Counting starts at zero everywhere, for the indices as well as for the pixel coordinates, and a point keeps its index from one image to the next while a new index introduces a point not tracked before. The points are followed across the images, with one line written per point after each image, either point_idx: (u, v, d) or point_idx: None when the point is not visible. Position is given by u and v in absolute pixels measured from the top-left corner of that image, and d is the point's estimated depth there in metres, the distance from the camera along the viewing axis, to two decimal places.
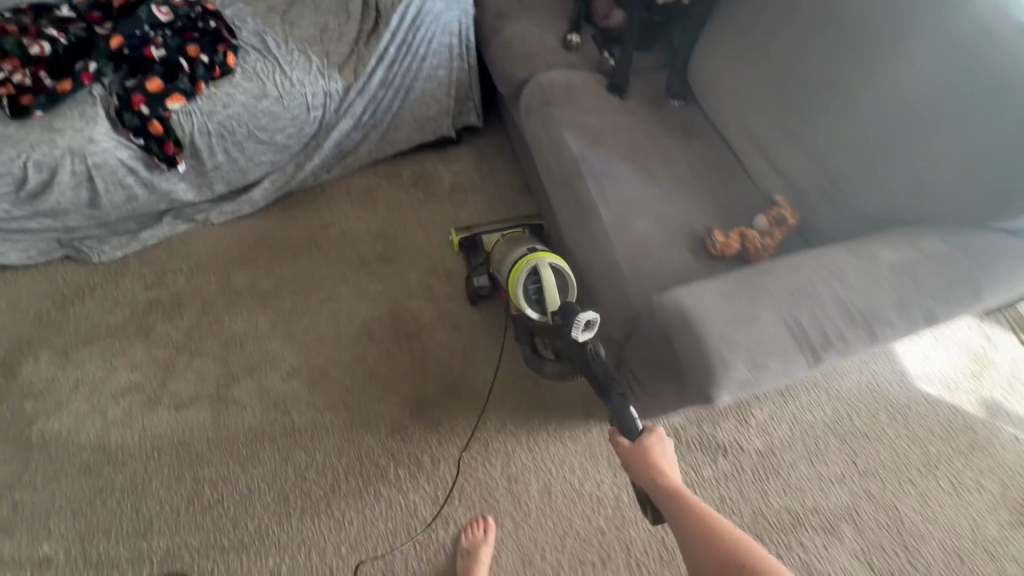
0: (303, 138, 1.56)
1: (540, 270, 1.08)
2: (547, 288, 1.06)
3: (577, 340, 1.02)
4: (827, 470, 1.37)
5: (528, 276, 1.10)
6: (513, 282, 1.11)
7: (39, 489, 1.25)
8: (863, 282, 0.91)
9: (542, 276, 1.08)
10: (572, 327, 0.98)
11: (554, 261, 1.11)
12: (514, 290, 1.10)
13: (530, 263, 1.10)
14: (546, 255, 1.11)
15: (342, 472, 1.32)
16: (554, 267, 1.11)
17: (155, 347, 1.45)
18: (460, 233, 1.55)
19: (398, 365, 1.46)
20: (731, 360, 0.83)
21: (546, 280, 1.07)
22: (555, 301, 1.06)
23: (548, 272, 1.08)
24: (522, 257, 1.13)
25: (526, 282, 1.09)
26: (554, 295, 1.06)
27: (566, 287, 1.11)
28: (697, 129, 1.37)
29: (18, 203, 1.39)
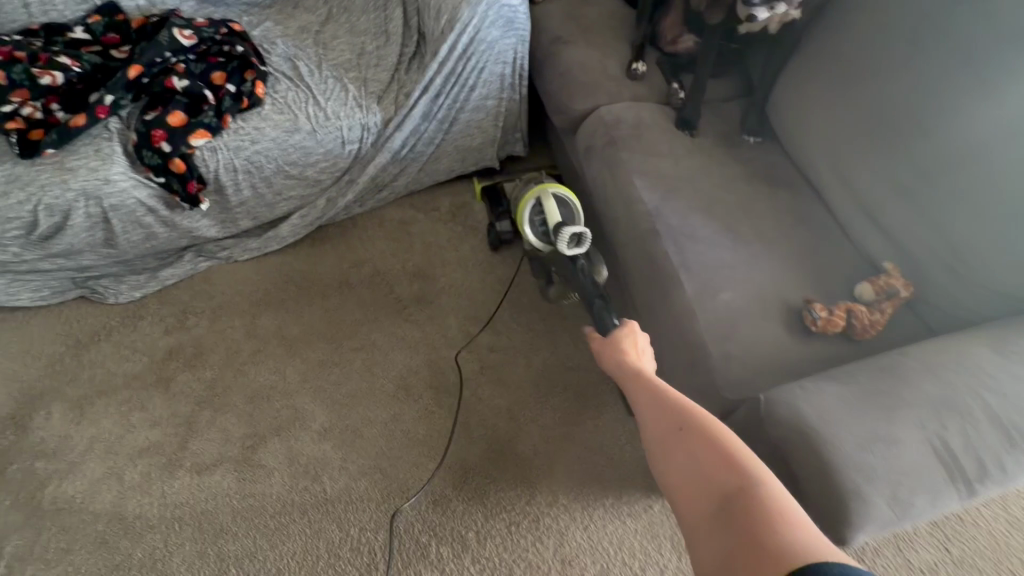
0: (336, 172, 1.42)
1: (542, 199, 1.05)
2: (548, 215, 1.04)
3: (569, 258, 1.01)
4: (918, 558, 1.22)
5: (532, 206, 1.08)
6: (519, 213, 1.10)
7: (52, 564, 1.15)
8: (1017, 391, 0.76)
9: (543, 206, 1.05)
10: (560, 245, 0.98)
11: (559, 191, 1.06)
12: (519, 220, 1.08)
13: (533, 194, 1.08)
14: (550, 185, 1.07)
15: (379, 550, 1.19)
16: (559, 197, 1.06)
17: (175, 401, 1.33)
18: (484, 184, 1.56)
19: (439, 425, 1.33)
20: (869, 495, 0.69)
21: (547, 209, 1.04)
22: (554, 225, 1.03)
23: (550, 201, 1.04)
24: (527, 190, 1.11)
25: (529, 212, 1.07)
26: (554, 220, 1.03)
27: (571, 215, 1.06)
28: (781, 176, 1.22)
29: (29, 245, 1.28)
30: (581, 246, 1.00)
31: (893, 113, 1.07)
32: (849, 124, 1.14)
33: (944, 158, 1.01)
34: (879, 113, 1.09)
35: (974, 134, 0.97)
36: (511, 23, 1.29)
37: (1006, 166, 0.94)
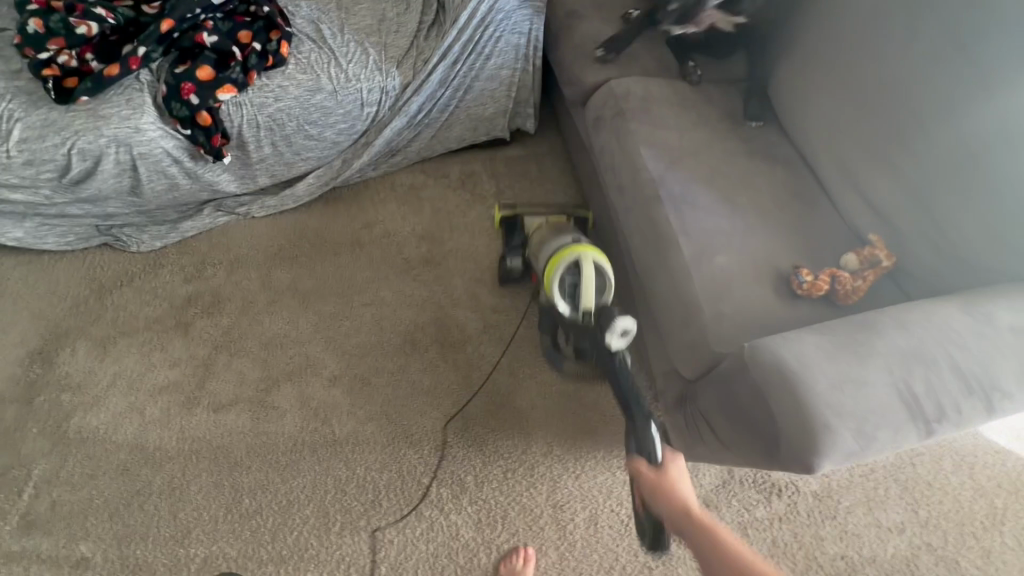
0: (353, 133, 1.48)
1: (581, 263, 1.03)
2: (585, 284, 1.02)
3: (610, 348, 0.96)
4: (886, 518, 1.31)
5: (566, 268, 1.05)
6: (549, 271, 1.06)
7: (77, 487, 1.23)
8: (981, 348, 0.83)
9: (581, 270, 1.03)
10: (610, 332, 0.95)
11: (596, 258, 1.05)
12: (549, 279, 1.05)
13: (571, 253, 1.05)
14: (589, 249, 1.06)
15: (384, 488, 1.28)
16: (595, 265, 1.05)
17: (194, 344, 1.40)
18: (503, 212, 1.42)
19: (443, 378, 1.41)
20: (836, 427, 0.76)
21: (586, 276, 1.02)
22: (590, 299, 1.02)
23: (589, 267, 1.03)
24: (561, 248, 1.08)
25: (562, 273, 1.05)
26: (590, 295, 1.02)
27: (602, 288, 1.06)
28: (780, 153, 1.28)
29: (59, 189, 1.34)
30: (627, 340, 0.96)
31: (890, 97, 1.13)
32: (848, 106, 1.19)
33: (935, 139, 1.07)
34: (877, 96, 1.15)
35: (963, 116, 1.03)
36: None
37: (993, 146, 1.00)
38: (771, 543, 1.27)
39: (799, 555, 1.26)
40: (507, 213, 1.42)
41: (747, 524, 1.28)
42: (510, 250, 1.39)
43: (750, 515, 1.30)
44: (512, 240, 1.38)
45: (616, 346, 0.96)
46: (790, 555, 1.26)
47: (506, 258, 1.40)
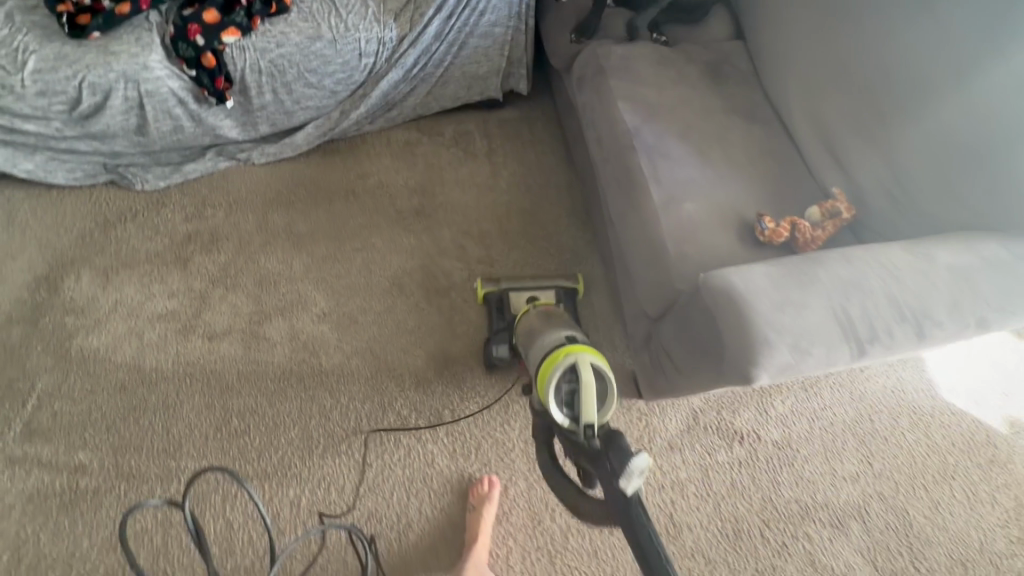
0: (351, 85, 1.54)
1: (578, 366, 0.93)
2: (584, 392, 0.89)
3: (623, 493, 0.73)
4: (842, 468, 1.38)
5: (562, 373, 0.95)
6: (543, 378, 0.97)
7: (77, 400, 1.31)
8: (918, 281, 0.89)
9: (579, 376, 0.91)
10: (623, 475, 0.73)
11: (595, 361, 0.95)
12: (543, 387, 0.95)
13: (567, 357, 0.96)
14: (586, 352, 0.96)
15: (365, 417, 1.35)
16: (594, 367, 0.94)
17: (192, 278, 1.47)
18: (487, 287, 1.41)
19: (427, 320, 1.47)
20: (774, 342, 0.82)
21: (584, 383, 0.90)
22: (591, 409, 0.87)
23: (588, 371, 0.91)
24: (558, 351, 1.00)
25: (558, 379, 0.95)
26: (591, 404, 0.87)
27: (604, 396, 0.93)
28: (757, 113, 1.33)
29: (69, 123, 1.41)
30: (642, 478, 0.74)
31: (859, 57, 1.17)
32: (822, 67, 1.24)
33: (900, 96, 1.11)
34: (849, 55, 1.18)
35: (924, 74, 1.07)
36: None
37: (950, 103, 1.04)
38: (730, 484, 1.34)
39: (755, 497, 1.33)
40: (491, 288, 1.40)
41: (707, 467, 1.35)
42: (495, 334, 1.34)
43: (712, 459, 1.36)
44: (495, 320, 1.37)
45: (629, 488, 0.73)
46: (746, 497, 1.33)
47: (491, 343, 1.33)
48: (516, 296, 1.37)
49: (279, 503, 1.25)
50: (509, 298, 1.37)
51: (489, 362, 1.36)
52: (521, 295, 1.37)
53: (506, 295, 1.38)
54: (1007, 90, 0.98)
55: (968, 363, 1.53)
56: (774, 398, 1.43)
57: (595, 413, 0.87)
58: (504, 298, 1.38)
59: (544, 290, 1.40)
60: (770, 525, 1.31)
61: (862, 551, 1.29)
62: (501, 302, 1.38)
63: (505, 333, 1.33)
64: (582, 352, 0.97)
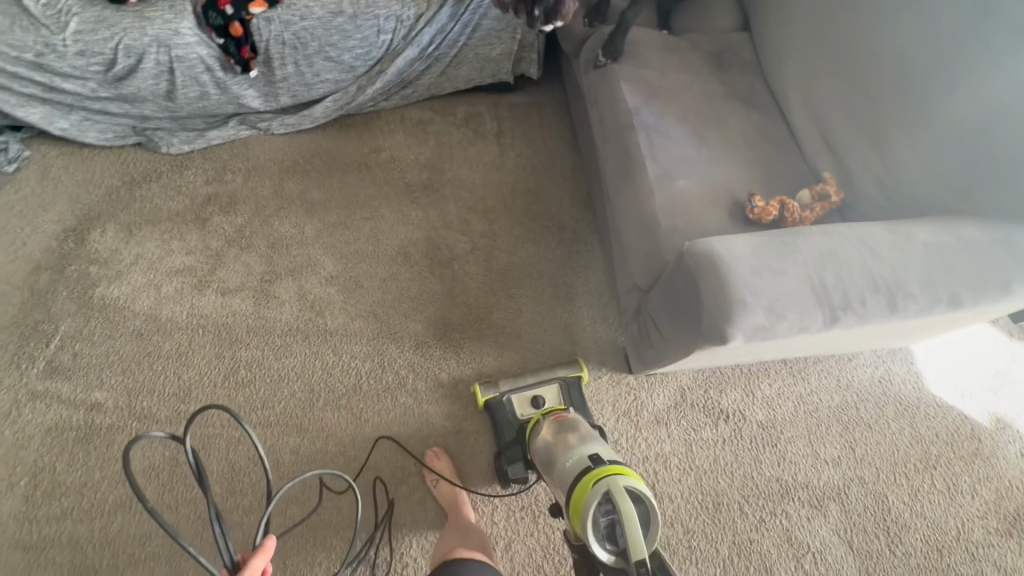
0: (368, 61, 1.61)
1: (614, 494, 0.82)
2: (626, 520, 0.75)
3: None
4: (824, 451, 1.41)
5: (599, 505, 0.85)
6: (581, 512, 0.86)
7: (97, 344, 1.39)
8: (893, 256, 0.93)
9: (617, 503, 0.79)
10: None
11: (631, 486, 0.84)
12: (581, 522, 0.84)
13: (600, 485, 0.87)
14: (620, 476, 0.87)
15: (365, 375, 1.41)
16: (632, 494, 0.83)
17: (209, 237, 1.55)
18: (486, 393, 1.34)
19: (429, 288, 1.53)
20: (749, 304, 0.87)
21: (622, 511, 0.77)
22: (639, 540, 0.71)
23: (626, 498, 0.79)
24: (593, 474, 0.90)
25: (596, 512, 0.85)
26: (639, 534, 0.72)
27: (651, 525, 0.79)
28: (757, 100, 1.37)
29: (104, 84, 1.50)
30: None
31: (854, 47, 1.21)
32: (821, 57, 1.28)
33: (890, 84, 1.14)
34: (846, 46, 1.22)
35: (914, 65, 1.10)
36: None
37: (937, 93, 1.07)
38: (712, 460, 1.38)
39: (736, 474, 1.37)
40: (491, 394, 1.33)
41: (692, 442, 1.39)
42: (505, 447, 1.27)
43: (696, 435, 1.40)
44: (502, 429, 1.29)
45: None
46: (728, 473, 1.37)
47: (504, 460, 1.26)
48: (520, 399, 1.30)
49: (279, 450, 1.32)
50: (512, 403, 1.30)
51: (503, 475, 1.28)
52: (524, 397, 1.30)
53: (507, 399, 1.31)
54: (991, 77, 1.00)
55: (956, 360, 1.55)
56: (761, 380, 1.47)
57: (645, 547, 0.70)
58: (506, 402, 1.31)
59: (547, 385, 1.33)
60: (749, 501, 1.34)
61: (839, 531, 1.33)
62: (503, 405, 1.31)
63: (516, 445, 1.26)
64: (617, 474, 0.87)
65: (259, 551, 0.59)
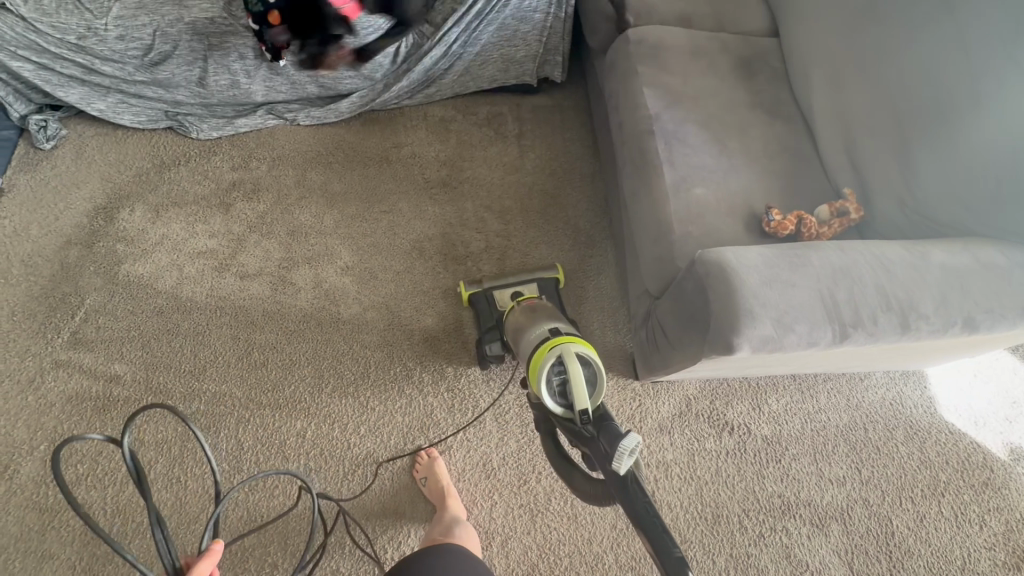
0: (395, 57, 1.64)
1: (564, 358, 0.94)
2: (574, 382, 0.89)
3: (615, 472, 0.71)
4: (829, 470, 1.39)
5: (552, 365, 0.95)
6: (535, 373, 0.97)
7: (119, 319, 1.44)
8: (908, 274, 0.92)
9: (567, 366, 0.92)
10: (612, 457, 0.71)
11: (581, 350, 0.96)
12: (535, 381, 0.95)
13: (553, 351, 0.97)
14: (571, 343, 0.97)
15: (374, 364, 1.44)
16: (581, 357, 0.95)
17: (232, 222, 1.59)
18: (470, 288, 1.42)
19: (441, 282, 1.56)
20: (758, 314, 0.87)
21: (572, 373, 0.90)
22: (584, 397, 0.87)
23: (574, 362, 0.92)
24: (547, 343, 1.01)
25: (548, 371, 0.94)
26: (584, 392, 0.87)
27: (594, 380, 0.93)
28: (782, 111, 1.37)
29: (140, 69, 1.55)
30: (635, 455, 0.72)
31: (884, 63, 1.19)
32: (850, 73, 1.26)
33: (917, 102, 1.13)
34: (877, 62, 1.21)
35: (947, 83, 1.08)
36: None
37: (966, 114, 1.06)
38: (714, 471, 1.37)
39: (738, 486, 1.36)
40: (475, 289, 1.41)
41: (694, 452, 1.39)
42: (485, 334, 1.34)
43: (700, 445, 1.40)
44: (483, 319, 1.37)
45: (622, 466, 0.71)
46: (730, 485, 1.36)
47: (484, 344, 1.34)
48: (499, 293, 1.38)
49: (287, 433, 1.35)
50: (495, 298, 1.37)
51: (483, 358, 1.39)
52: (505, 292, 1.38)
53: (489, 295, 1.38)
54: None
55: (972, 387, 1.52)
56: (769, 395, 1.46)
57: (587, 401, 0.86)
58: (488, 297, 1.39)
59: (527, 284, 1.41)
60: (749, 514, 1.33)
61: (840, 552, 1.31)
62: (484, 301, 1.39)
63: (496, 331, 1.35)
64: (566, 341, 0.98)
65: (204, 556, 0.58)
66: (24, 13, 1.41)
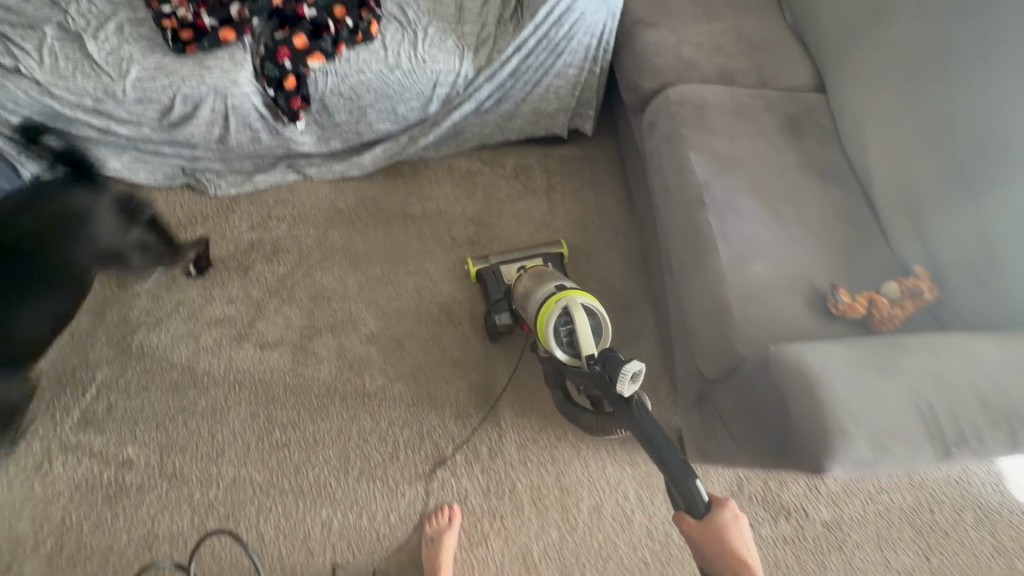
0: (423, 114, 1.57)
1: (571, 309, 1.06)
2: (581, 331, 1.04)
3: (621, 395, 0.94)
4: (896, 560, 1.28)
5: (558, 316, 1.08)
6: (543, 324, 1.10)
7: (132, 396, 1.35)
8: (1011, 379, 0.82)
9: (573, 316, 1.06)
10: (619, 382, 0.92)
11: (586, 301, 1.09)
12: (545, 332, 1.08)
13: (560, 302, 1.09)
14: (576, 295, 1.10)
15: (402, 444, 1.34)
16: (586, 308, 1.08)
17: (251, 286, 1.51)
18: (478, 265, 1.48)
19: (472, 351, 1.47)
20: (850, 432, 0.78)
21: (579, 323, 1.04)
22: (589, 344, 1.03)
23: (581, 312, 1.06)
24: (552, 295, 1.13)
25: (556, 322, 1.08)
26: (589, 341, 1.03)
27: (598, 326, 1.08)
28: (835, 173, 1.27)
29: (158, 129, 1.49)
30: (638, 381, 0.94)
31: (949, 126, 1.10)
32: (908, 135, 1.17)
33: (991, 170, 1.04)
34: (938, 125, 1.12)
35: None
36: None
37: None
38: (772, 562, 1.27)
39: None
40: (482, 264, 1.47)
41: None
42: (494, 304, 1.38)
43: (754, 532, 1.30)
44: (491, 291, 1.41)
45: (628, 393, 0.93)
46: None
47: (492, 315, 1.38)
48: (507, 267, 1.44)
49: (311, 523, 1.25)
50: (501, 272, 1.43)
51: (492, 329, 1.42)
52: (511, 266, 1.44)
53: (495, 268, 1.44)
54: None
55: None
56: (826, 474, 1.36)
57: (592, 347, 1.03)
58: (495, 270, 1.44)
59: (532, 258, 1.47)
60: None
61: None
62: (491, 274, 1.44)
63: (504, 301, 1.38)
64: (571, 293, 1.10)
65: None
66: (38, 77, 1.35)
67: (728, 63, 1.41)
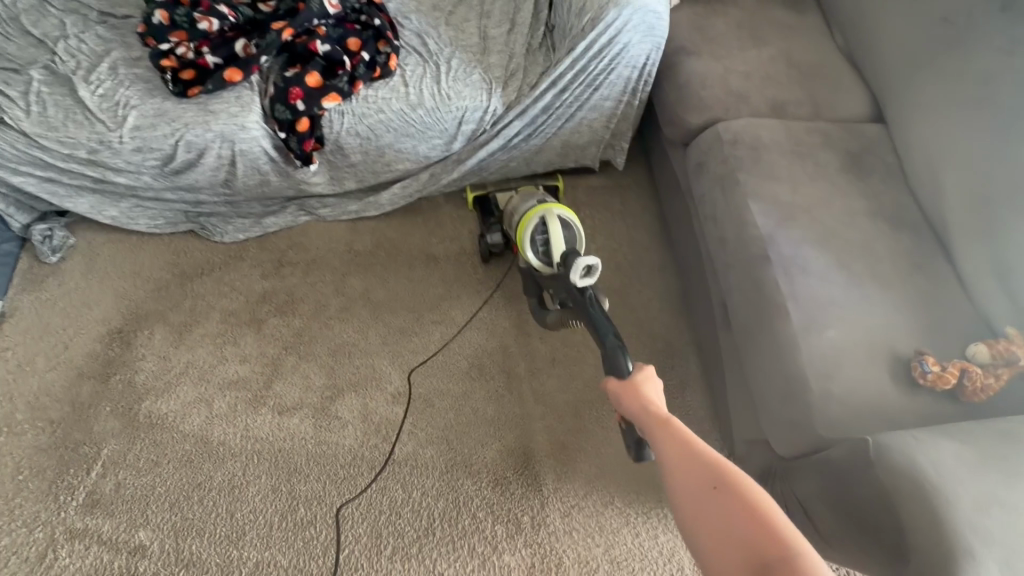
0: (447, 151, 1.45)
1: (547, 220, 1.18)
2: (553, 238, 1.16)
3: (577, 287, 1.08)
4: None
5: (536, 226, 1.20)
6: (522, 233, 1.22)
7: (142, 473, 1.24)
8: None
9: (548, 226, 1.17)
10: (573, 272, 1.07)
11: (562, 213, 1.20)
12: (522, 239, 1.20)
13: (538, 214, 1.20)
14: (554, 207, 1.20)
15: (437, 517, 1.24)
16: (562, 219, 1.20)
17: (265, 342, 1.40)
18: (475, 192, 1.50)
19: (507, 408, 1.36)
20: (978, 552, 0.73)
21: (552, 231, 1.16)
22: (560, 250, 1.15)
23: (556, 223, 1.17)
24: (534, 208, 1.23)
25: (533, 231, 1.20)
26: (560, 246, 1.15)
27: (573, 237, 1.20)
28: (905, 218, 1.14)
29: (159, 176, 1.37)
30: (593, 277, 1.08)
31: None
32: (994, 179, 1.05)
33: None
34: None
35: None
36: (652, 29, 1.28)
37: None
38: None
39: None
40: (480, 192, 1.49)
41: None
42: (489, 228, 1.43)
43: None
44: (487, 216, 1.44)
45: (582, 285, 1.08)
46: None
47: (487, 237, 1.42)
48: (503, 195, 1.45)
49: None
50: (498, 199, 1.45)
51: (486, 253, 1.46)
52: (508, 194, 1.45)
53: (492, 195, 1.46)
54: None
55: None
56: None
57: (563, 254, 1.15)
58: (492, 197, 1.45)
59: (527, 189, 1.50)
60: None
61: None
62: (488, 203, 1.47)
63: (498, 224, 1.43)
64: (550, 206, 1.21)
65: None
66: (25, 127, 1.25)
67: (780, 94, 1.30)
